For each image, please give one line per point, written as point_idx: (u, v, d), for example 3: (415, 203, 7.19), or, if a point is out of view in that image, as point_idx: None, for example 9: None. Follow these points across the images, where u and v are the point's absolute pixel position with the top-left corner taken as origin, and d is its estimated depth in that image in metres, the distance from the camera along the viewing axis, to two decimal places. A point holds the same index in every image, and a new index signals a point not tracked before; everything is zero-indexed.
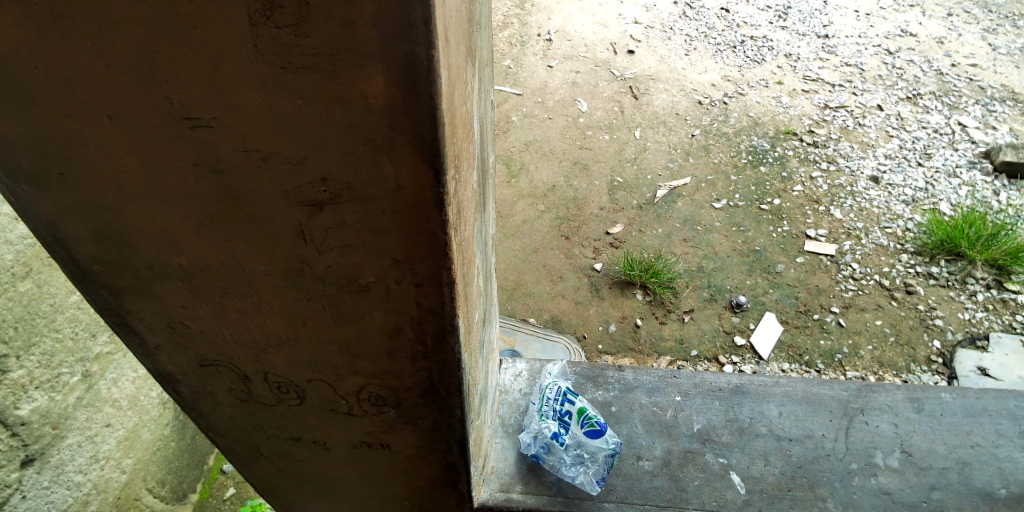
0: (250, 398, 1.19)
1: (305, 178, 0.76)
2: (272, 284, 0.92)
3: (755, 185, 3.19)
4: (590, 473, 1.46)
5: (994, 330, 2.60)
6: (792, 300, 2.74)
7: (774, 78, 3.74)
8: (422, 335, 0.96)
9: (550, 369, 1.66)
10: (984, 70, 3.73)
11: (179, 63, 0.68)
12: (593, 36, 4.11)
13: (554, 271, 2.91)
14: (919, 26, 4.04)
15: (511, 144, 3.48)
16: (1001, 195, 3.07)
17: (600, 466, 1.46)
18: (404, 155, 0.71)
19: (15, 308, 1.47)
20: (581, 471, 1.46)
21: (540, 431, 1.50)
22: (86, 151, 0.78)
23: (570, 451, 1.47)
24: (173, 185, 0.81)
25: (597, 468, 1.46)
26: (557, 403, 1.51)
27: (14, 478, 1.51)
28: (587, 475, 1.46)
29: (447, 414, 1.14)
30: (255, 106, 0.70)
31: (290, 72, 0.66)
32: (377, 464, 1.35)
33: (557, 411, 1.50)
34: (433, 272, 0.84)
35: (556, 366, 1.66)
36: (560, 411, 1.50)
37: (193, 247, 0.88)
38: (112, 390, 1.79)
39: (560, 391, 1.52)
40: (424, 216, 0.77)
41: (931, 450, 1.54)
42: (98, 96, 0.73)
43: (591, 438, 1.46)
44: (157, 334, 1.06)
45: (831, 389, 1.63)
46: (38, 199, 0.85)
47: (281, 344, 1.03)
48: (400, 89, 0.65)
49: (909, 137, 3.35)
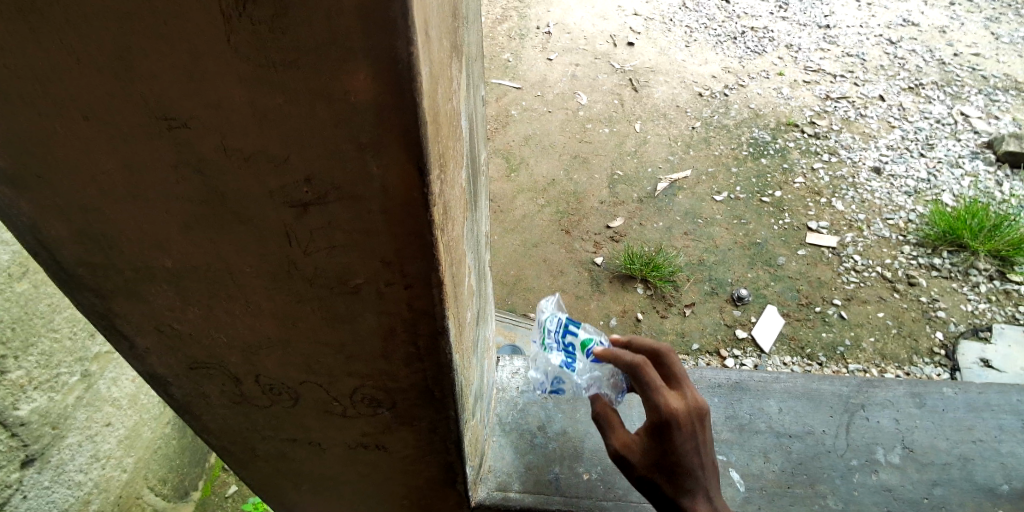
0: (242, 400, 1.19)
1: (290, 179, 0.75)
2: (261, 286, 0.91)
3: (757, 178, 3.16)
4: (607, 392, 1.24)
5: (997, 322, 2.58)
6: (793, 293, 2.73)
7: (775, 69, 3.71)
8: (415, 337, 0.94)
9: (543, 305, 1.29)
10: (986, 59, 3.69)
11: (157, 60, 0.67)
12: (592, 29, 4.08)
13: (554, 266, 2.89)
14: (921, 15, 4.01)
15: (511, 138, 3.46)
16: (1003, 185, 3.05)
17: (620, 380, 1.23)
18: (389, 154, 0.70)
19: (12, 309, 1.46)
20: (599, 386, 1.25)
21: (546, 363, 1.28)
22: (65, 151, 0.77)
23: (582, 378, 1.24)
24: (155, 186, 0.79)
25: (615, 382, 1.23)
26: (558, 335, 1.26)
27: (14, 478, 1.52)
28: (604, 393, 1.25)
29: (443, 416, 1.13)
30: (235, 104, 0.69)
31: (269, 67, 0.65)
32: (373, 465, 1.34)
33: (560, 342, 1.26)
34: (423, 272, 0.83)
35: (551, 303, 1.28)
36: (562, 344, 1.25)
37: (179, 247, 0.87)
38: (111, 389, 1.78)
39: (561, 322, 1.26)
40: (413, 215, 0.76)
41: (932, 445, 1.53)
42: (73, 96, 0.71)
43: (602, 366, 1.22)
44: (147, 336, 1.05)
45: (831, 385, 1.62)
46: (20, 200, 0.84)
47: (272, 347, 1.02)
48: (384, 85, 0.64)
49: (911, 128, 3.33)
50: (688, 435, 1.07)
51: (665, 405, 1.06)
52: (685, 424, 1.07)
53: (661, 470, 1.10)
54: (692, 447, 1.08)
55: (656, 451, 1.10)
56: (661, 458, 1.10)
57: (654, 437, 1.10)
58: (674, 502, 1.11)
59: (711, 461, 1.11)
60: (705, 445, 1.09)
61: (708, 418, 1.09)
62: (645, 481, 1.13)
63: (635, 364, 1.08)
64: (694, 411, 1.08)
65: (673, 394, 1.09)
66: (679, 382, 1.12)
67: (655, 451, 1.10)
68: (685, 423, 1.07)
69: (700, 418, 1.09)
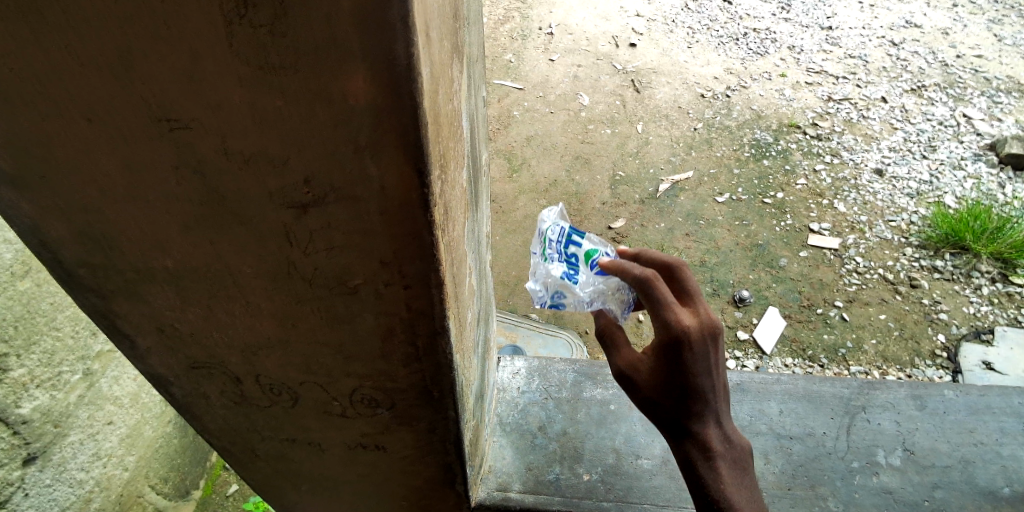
0: (242, 400, 1.19)
1: (289, 180, 0.75)
2: (261, 287, 0.91)
3: (759, 179, 3.16)
4: (614, 308, 1.09)
5: (999, 325, 2.58)
6: (795, 294, 2.72)
7: (777, 70, 3.71)
8: (415, 338, 0.95)
9: (545, 212, 1.13)
10: (989, 61, 3.69)
11: (157, 61, 0.67)
12: (594, 30, 4.08)
13: None
14: (924, 16, 4.01)
15: (512, 139, 3.46)
16: (1006, 187, 3.05)
17: (627, 294, 1.08)
18: (387, 156, 0.70)
19: (14, 307, 1.46)
20: (604, 302, 1.10)
21: (546, 278, 1.11)
22: (65, 151, 0.77)
23: (584, 292, 1.09)
24: (156, 186, 0.80)
25: (622, 297, 1.08)
26: (560, 244, 1.10)
27: (15, 476, 1.52)
28: (610, 308, 1.10)
29: (442, 416, 1.13)
30: (234, 105, 0.69)
31: (268, 69, 0.65)
32: (373, 465, 1.34)
33: (562, 253, 1.11)
34: (422, 273, 0.83)
35: (553, 209, 1.13)
36: (565, 255, 1.10)
37: (179, 248, 0.88)
38: (113, 388, 1.78)
39: (564, 232, 1.10)
40: (412, 216, 0.76)
41: (934, 448, 1.53)
42: (74, 97, 0.72)
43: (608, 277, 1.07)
44: (147, 336, 1.05)
45: (832, 386, 1.62)
46: (21, 200, 0.84)
47: (272, 347, 1.02)
48: (382, 88, 0.64)
49: (914, 130, 3.33)
50: (700, 355, 0.96)
51: (677, 326, 0.94)
52: (698, 346, 0.95)
53: (669, 396, 1.00)
54: (703, 371, 0.97)
55: (663, 374, 0.99)
56: (669, 383, 0.99)
57: (661, 358, 0.98)
58: (681, 429, 1.02)
59: (723, 384, 1.01)
60: (717, 369, 0.99)
61: (722, 337, 0.97)
62: (650, 407, 1.03)
63: (644, 279, 0.95)
64: (708, 331, 0.96)
65: (685, 311, 0.96)
66: (691, 298, 1.00)
67: (662, 375, 0.99)
68: (698, 345, 0.95)
69: (714, 338, 0.97)
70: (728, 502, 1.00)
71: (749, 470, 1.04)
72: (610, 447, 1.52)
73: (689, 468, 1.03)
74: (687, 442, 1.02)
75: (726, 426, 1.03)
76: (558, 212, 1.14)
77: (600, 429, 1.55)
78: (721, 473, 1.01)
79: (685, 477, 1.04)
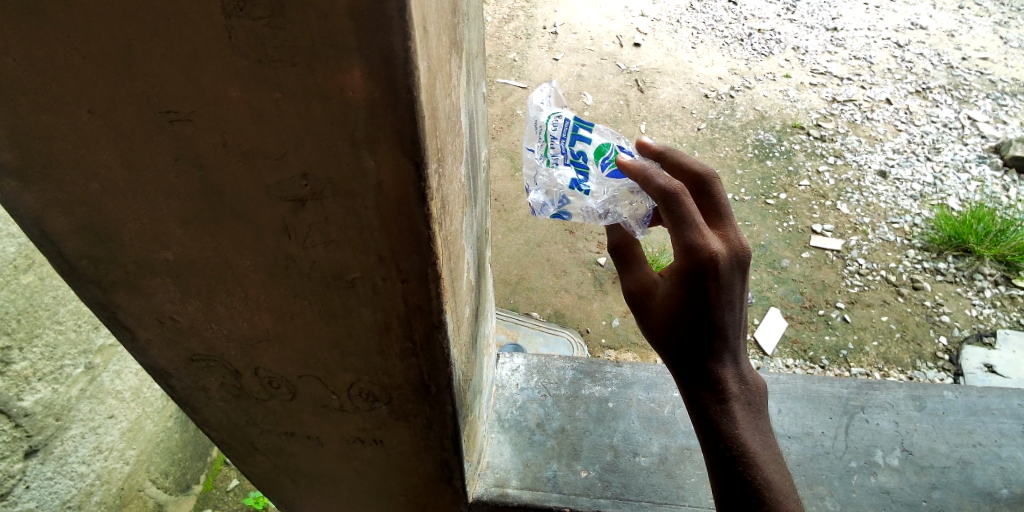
0: (241, 393, 1.19)
1: (286, 174, 0.75)
2: (260, 281, 0.92)
3: (762, 180, 3.15)
4: (629, 219, 1.10)
5: (1001, 327, 2.57)
6: (797, 296, 2.72)
7: (781, 71, 3.71)
8: (411, 333, 0.95)
9: (539, 102, 1.10)
10: (995, 63, 3.68)
11: (157, 58, 0.67)
12: (598, 29, 4.08)
13: (557, 265, 2.89)
14: (930, 18, 4.00)
15: (516, 137, 3.46)
16: (1010, 190, 3.04)
17: (644, 203, 1.08)
18: (383, 150, 0.70)
19: (17, 301, 1.47)
20: (619, 214, 1.10)
21: (552, 185, 1.11)
22: (66, 145, 0.78)
23: (596, 200, 1.09)
24: (156, 180, 0.80)
25: (636, 206, 1.09)
26: (565, 142, 1.09)
27: (18, 468, 1.53)
28: (625, 221, 1.10)
29: (439, 411, 1.13)
30: (233, 100, 0.69)
31: (266, 64, 0.65)
32: (371, 460, 1.35)
33: (568, 152, 1.10)
34: (418, 268, 0.83)
35: (548, 99, 1.10)
36: (571, 153, 1.10)
37: (178, 241, 0.88)
38: (115, 382, 1.79)
39: (567, 126, 1.08)
40: (408, 211, 0.76)
41: (931, 449, 1.53)
42: (75, 90, 0.72)
43: (620, 181, 1.08)
44: (148, 329, 1.06)
45: (831, 387, 1.62)
46: (22, 194, 0.85)
47: (270, 341, 1.03)
48: (379, 83, 0.64)
49: (919, 131, 3.33)
50: (724, 284, 0.93)
51: (706, 250, 0.91)
52: (725, 276, 0.93)
53: (685, 329, 0.97)
54: (726, 304, 0.94)
55: (681, 303, 0.96)
56: (690, 315, 0.96)
57: (681, 284, 0.95)
58: (696, 368, 1.00)
59: (743, 323, 0.99)
60: (740, 303, 0.96)
61: (748, 266, 0.95)
62: (664, 341, 1.01)
63: (671, 190, 0.93)
64: (735, 260, 0.94)
65: (712, 235, 0.94)
66: (720, 223, 0.99)
67: (681, 304, 0.96)
68: (726, 274, 0.93)
69: (739, 267, 0.94)
70: (741, 445, 0.99)
71: (763, 414, 1.03)
72: (607, 445, 1.52)
73: (701, 410, 1.01)
74: (703, 383, 1.00)
75: (744, 369, 1.01)
76: (552, 98, 1.11)
77: (598, 427, 1.56)
78: (736, 417, 1.00)
79: (695, 419, 1.03)
